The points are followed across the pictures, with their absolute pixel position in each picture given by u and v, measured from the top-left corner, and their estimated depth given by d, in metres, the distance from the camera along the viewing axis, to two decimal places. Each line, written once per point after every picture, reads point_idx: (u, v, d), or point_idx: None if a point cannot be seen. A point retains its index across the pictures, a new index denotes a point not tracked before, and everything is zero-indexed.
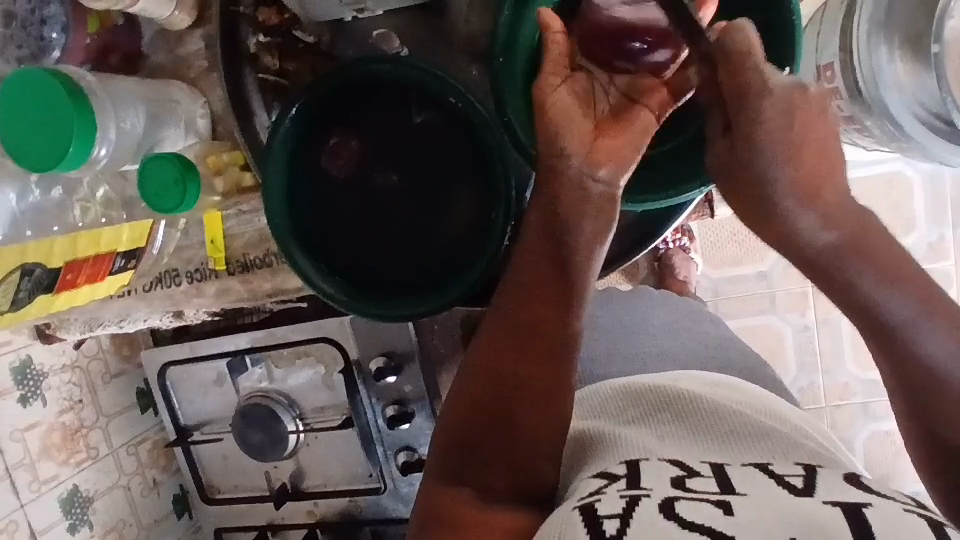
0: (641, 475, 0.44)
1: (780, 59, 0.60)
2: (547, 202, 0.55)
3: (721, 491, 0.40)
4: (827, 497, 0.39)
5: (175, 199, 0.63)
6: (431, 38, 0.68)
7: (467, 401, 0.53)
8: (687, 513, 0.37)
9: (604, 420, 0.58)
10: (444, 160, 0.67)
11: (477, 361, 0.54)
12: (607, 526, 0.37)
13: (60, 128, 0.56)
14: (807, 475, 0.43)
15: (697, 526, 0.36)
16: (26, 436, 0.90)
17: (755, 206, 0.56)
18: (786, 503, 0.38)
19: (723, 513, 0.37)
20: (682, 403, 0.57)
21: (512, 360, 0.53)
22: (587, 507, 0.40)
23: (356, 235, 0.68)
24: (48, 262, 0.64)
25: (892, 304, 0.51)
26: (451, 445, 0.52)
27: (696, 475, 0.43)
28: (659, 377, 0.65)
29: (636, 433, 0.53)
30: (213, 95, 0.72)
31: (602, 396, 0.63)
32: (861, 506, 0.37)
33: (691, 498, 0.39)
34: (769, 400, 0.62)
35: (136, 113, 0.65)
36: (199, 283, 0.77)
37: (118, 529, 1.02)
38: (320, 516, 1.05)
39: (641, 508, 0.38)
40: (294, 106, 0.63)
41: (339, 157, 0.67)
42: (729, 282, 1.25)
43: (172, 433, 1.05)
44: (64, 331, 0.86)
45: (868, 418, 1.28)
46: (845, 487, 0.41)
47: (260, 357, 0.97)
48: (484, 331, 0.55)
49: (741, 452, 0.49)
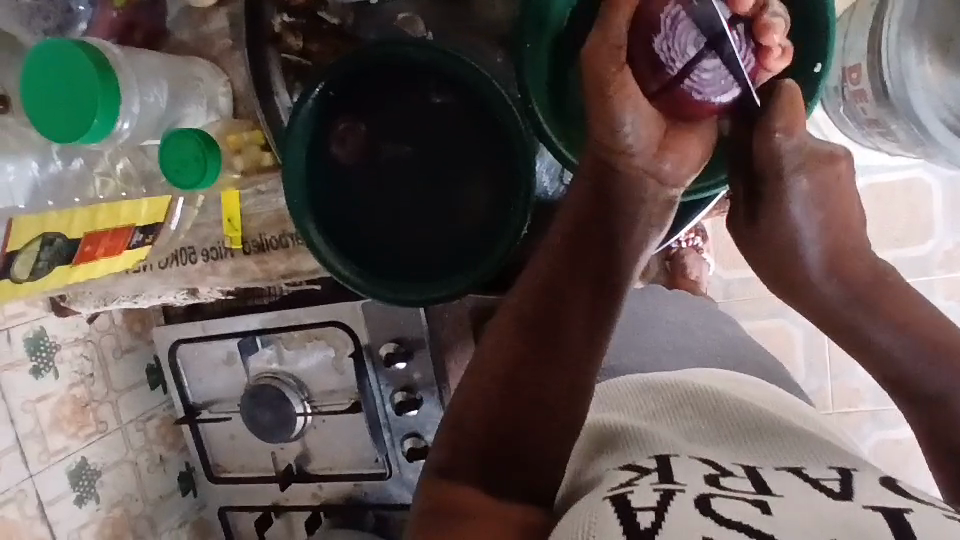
0: (672, 469, 0.44)
1: (810, 56, 0.59)
2: (590, 199, 0.54)
3: (756, 490, 0.40)
4: (865, 501, 0.39)
5: (194, 175, 0.63)
6: (458, 25, 0.68)
7: (478, 397, 0.49)
8: (723, 509, 0.37)
9: (625, 412, 0.57)
10: (468, 147, 0.67)
11: (494, 357, 0.50)
12: (640, 520, 0.37)
13: (85, 102, 0.56)
14: (843, 478, 0.42)
15: (734, 523, 0.36)
16: (37, 407, 0.91)
17: (777, 262, 0.59)
18: (822, 504, 0.38)
19: (760, 512, 0.37)
20: (705, 400, 0.57)
21: (534, 358, 0.49)
22: (620, 498, 0.40)
23: (375, 219, 0.68)
24: (69, 233, 0.65)
25: (898, 335, 0.54)
26: (460, 438, 0.48)
27: (729, 475, 0.43)
28: (677, 373, 0.65)
29: (660, 427, 0.53)
30: (235, 74, 0.72)
31: (622, 390, 0.63)
32: (901, 511, 0.37)
33: (727, 496, 0.39)
34: (787, 399, 0.62)
35: (159, 88, 0.65)
36: (214, 261, 0.77)
37: (125, 503, 1.03)
38: (324, 498, 1.05)
39: (674, 503, 0.38)
40: (317, 86, 0.63)
41: (358, 138, 0.67)
42: (741, 283, 1.25)
43: (180, 410, 1.05)
44: (79, 305, 0.87)
45: (876, 424, 1.28)
46: (883, 489, 0.41)
47: (270, 338, 0.98)
48: (497, 328, 0.52)
49: (771, 453, 0.48)
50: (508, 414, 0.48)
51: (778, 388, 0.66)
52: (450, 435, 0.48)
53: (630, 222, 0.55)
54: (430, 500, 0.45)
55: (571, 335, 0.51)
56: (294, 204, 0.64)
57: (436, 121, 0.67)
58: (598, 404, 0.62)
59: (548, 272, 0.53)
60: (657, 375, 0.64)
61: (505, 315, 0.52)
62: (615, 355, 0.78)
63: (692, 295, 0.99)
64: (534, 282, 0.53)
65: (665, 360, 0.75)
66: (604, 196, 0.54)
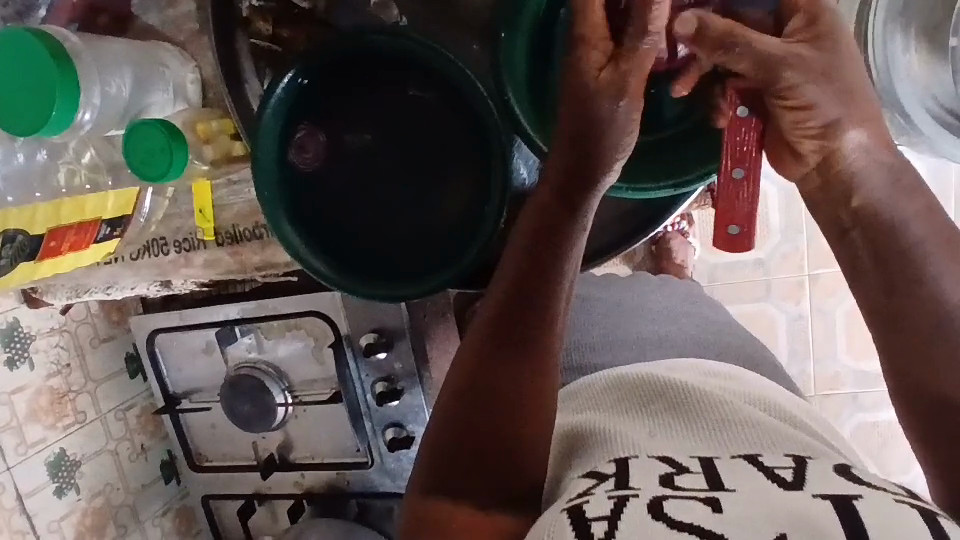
0: (630, 474, 0.43)
1: None
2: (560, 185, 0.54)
3: (709, 487, 0.39)
4: (816, 490, 0.38)
5: (161, 166, 0.61)
6: (434, 10, 0.65)
7: (452, 408, 0.52)
8: (674, 510, 0.37)
9: (594, 413, 0.56)
10: (444, 136, 0.65)
11: (462, 369, 0.53)
12: (594, 529, 0.37)
13: (42, 92, 0.54)
14: (797, 467, 0.42)
15: (685, 525, 0.36)
16: (13, 399, 0.89)
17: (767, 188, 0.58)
18: (775, 495, 0.38)
19: (711, 510, 0.36)
20: (677, 395, 0.56)
21: (498, 358, 0.52)
22: (576, 509, 0.40)
23: (354, 217, 0.66)
24: (30, 229, 0.63)
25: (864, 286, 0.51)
26: (445, 444, 0.51)
27: (685, 472, 0.42)
28: (653, 368, 0.64)
29: (627, 425, 0.52)
30: (203, 59, 0.69)
31: (597, 389, 0.61)
32: (850, 498, 0.37)
33: (679, 497, 0.38)
34: (766, 390, 0.61)
35: (122, 78, 0.63)
36: (187, 253, 0.76)
37: (106, 493, 1.02)
38: (307, 486, 1.05)
39: (628, 510, 0.38)
40: (287, 74, 0.60)
41: (320, 148, 0.65)
42: (725, 268, 1.27)
43: (161, 399, 1.04)
44: (51, 296, 0.85)
45: (856, 407, 1.30)
46: (834, 478, 0.40)
47: (249, 328, 0.96)
48: (469, 342, 0.54)
49: (731, 441, 0.48)
50: (475, 411, 0.51)
51: (759, 377, 0.65)
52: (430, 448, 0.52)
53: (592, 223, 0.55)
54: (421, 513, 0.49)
55: (538, 334, 0.53)
56: (263, 196, 0.61)
57: (410, 114, 0.65)
58: (573, 408, 0.60)
59: (514, 270, 0.54)
60: (630, 371, 0.63)
61: (474, 330, 0.54)
62: (598, 348, 0.78)
63: (675, 280, 0.99)
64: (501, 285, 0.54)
65: (650, 351, 0.75)
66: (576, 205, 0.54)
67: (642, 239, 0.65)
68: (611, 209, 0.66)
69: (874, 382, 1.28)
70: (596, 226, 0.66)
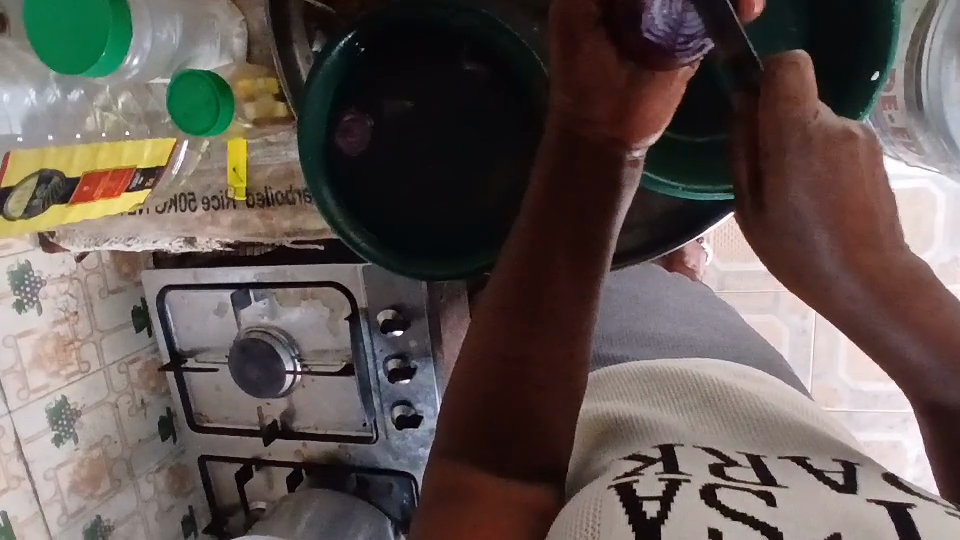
0: (678, 459, 0.39)
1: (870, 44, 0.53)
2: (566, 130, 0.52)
3: (762, 481, 0.36)
4: (870, 495, 0.35)
5: (206, 121, 0.59)
6: None
7: (465, 378, 0.48)
8: (728, 499, 0.33)
9: (625, 401, 0.53)
10: (494, 114, 0.63)
11: (476, 341, 0.49)
12: (645, 508, 0.33)
13: (92, 30, 0.52)
14: (848, 472, 0.38)
15: (738, 515, 0.32)
16: (19, 342, 0.88)
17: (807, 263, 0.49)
18: (828, 496, 0.34)
19: (764, 503, 0.33)
20: (714, 389, 0.52)
21: (518, 324, 0.49)
22: (625, 487, 0.36)
23: (391, 186, 0.65)
24: (67, 172, 0.60)
25: None
26: (460, 415, 0.47)
27: (734, 464, 0.38)
28: (683, 362, 0.60)
29: (663, 418, 0.48)
30: (252, 15, 0.67)
31: (624, 378, 0.58)
32: (905, 506, 0.33)
33: (732, 487, 0.35)
34: (800, 397, 0.57)
35: (173, 26, 0.61)
36: (215, 211, 0.75)
37: (103, 445, 1.01)
38: (308, 456, 1.05)
39: (681, 492, 0.34)
40: (343, 38, 0.59)
41: (365, 131, 0.64)
42: (736, 276, 1.27)
43: (166, 356, 1.03)
44: (68, 243, 0.84)
45: (851, 425, 1.31)
46: (884, 484, 0.37)
47: (265, 292, 0.95)
48: (476, 322, 0.50)
49: (773, 440, 0.44)
50: (493, 379, 0.47)
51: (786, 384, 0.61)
52: (446, 419, 0.48)
53: (607, 190, 0.52)
54: (436, 483, 0.45)
55: (554, 297, 0.49)
56: (308, 162, 0.61)
57: (466, 90, 0.63)
58: (598, 394, 0.57)
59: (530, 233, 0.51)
60: (659, 362, 0.59)
61: (481, 310, 0.51)
62: (619, 340, 0.77)
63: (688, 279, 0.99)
64: (522, 250, 0.51)
65: (672, 345, 0.74)
66: (581, 177, 0.52)
67: (671, 249, 0.65)
68: (654, 208, 0.65)
69: (872, 403, 1.30)
70: (636, 225, 0.66)
